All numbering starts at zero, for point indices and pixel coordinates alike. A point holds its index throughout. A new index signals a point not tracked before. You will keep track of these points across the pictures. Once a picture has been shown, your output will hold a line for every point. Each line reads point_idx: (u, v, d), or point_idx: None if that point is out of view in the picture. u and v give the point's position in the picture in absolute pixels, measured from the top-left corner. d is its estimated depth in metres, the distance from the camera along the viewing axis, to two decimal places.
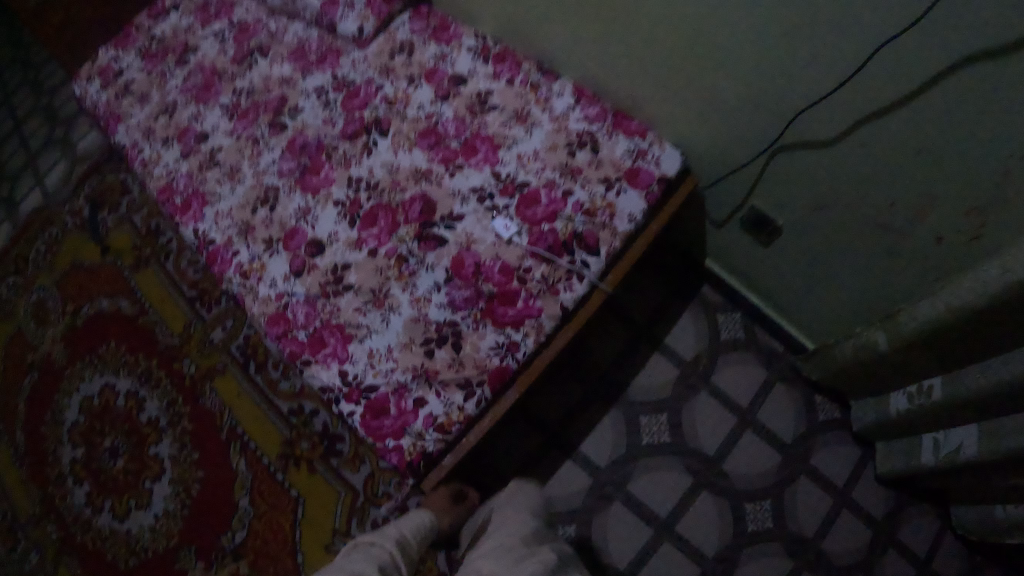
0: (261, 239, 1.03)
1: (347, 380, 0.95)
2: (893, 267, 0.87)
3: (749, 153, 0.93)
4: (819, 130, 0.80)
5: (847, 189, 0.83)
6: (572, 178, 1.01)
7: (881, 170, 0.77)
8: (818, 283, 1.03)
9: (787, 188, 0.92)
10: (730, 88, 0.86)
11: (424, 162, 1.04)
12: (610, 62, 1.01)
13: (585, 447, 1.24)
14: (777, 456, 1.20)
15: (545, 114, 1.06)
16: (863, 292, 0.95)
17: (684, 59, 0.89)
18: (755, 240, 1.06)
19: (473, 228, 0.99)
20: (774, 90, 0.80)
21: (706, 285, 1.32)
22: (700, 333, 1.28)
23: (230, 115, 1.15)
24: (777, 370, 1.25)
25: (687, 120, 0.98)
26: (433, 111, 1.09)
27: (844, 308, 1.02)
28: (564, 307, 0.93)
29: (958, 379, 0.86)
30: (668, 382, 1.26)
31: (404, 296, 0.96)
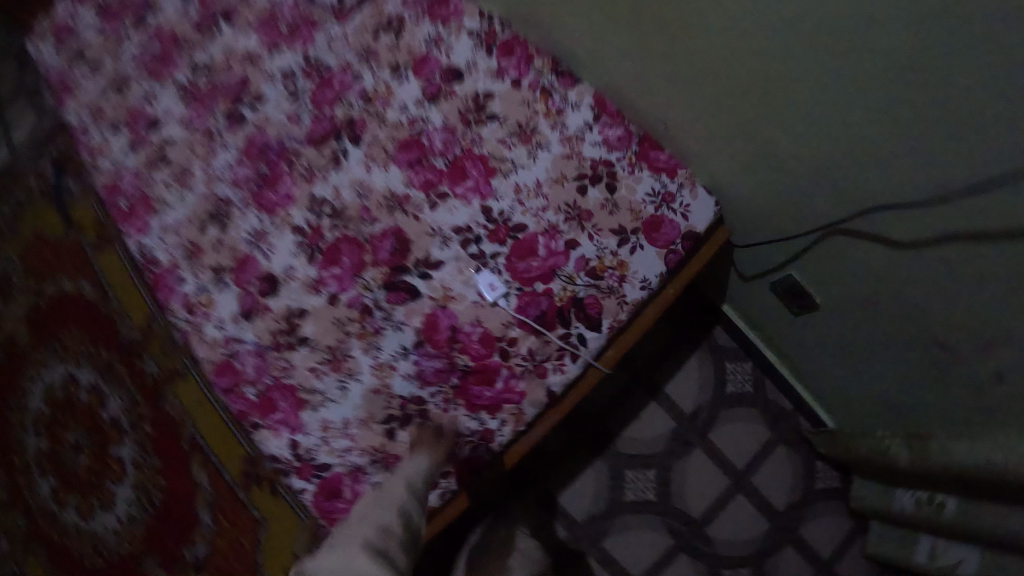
0: (209, 267, 0.89)
1: (297, 453, 0.83)
2: (965, 390, 0.75)
3: (806, 223, 0.76)
4: (901, 229, 0.64)
5: (930, 295, 0.68)
6: (579, 225, 0.83)
7: (985, 301, 0.62)
8: (866, 363, 0.88)
9: (849, 269, 0.76)
10: (798, 151, 0.68)
11: (401, 185, 0.87)
12: (651, 80, 0.81)
13: (562, 498, 1.16)
14: (766, 522, 1.16)
15: (555, 132, 0.87)
16: (918, 393, 0.83)
17: (753, 110, 0.70)
18: (786, 306, 0.94)
19: (453, 280, 0.83)
20: (857, 174, 0.63)
21: (718, 327, 1.23)
22: (705, 383, 1.20)
23: (186, 99, 0.97)
24: (783, 432, 1.19)
25: (733, 167, 0.79)
26: (418, 116, 0.89)
27: (886, 399, 0.90)
28: (550, 393, 0.80)
29: (977, 509, 0.80)
30: (664, 433, 1.18)
31: (366, 360, 0.83)
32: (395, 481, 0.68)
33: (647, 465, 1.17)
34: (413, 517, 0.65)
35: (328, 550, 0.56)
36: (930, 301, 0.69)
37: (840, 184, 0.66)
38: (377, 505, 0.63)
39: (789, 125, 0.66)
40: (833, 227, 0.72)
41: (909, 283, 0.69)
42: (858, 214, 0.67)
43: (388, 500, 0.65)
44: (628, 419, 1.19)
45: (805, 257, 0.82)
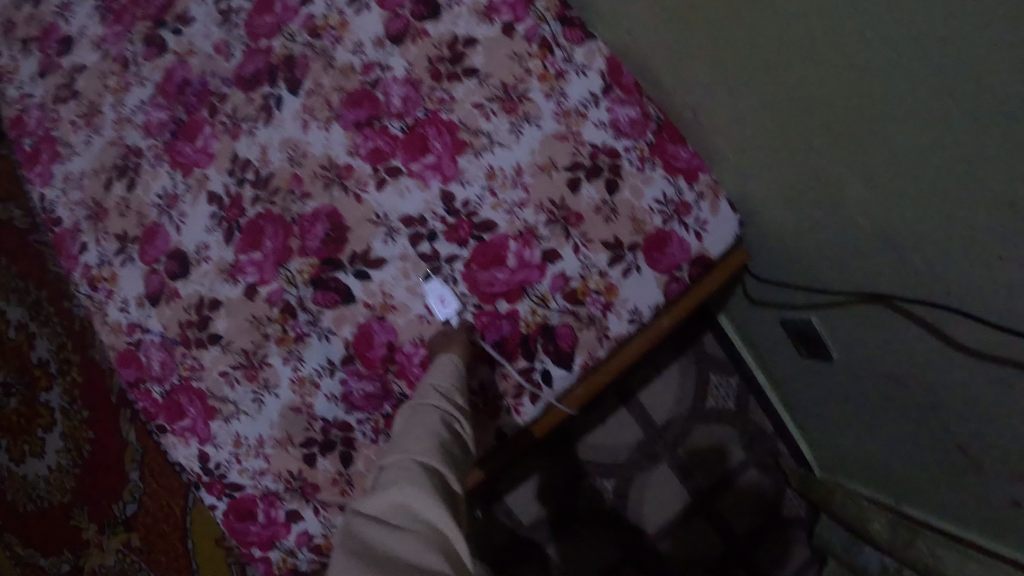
0: (113, 234, 0.73)
1: (207, 467, 0.70)
2: (997, 509, 0.61)
3: (850, 284, 0.59)
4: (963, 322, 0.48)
5: (986, 406, 0.52)
6: (564, 233, 0.65)
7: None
8: (884, 433, 0.73)
9: (889, 341, 0.60)
10: (860, 197, 0.50)
11: (344, 155, 0.69)
12: (686, 63, 0.62)
13: (510, 498, 1.05)
14: (721, 547, 1.02)
15: (549, 103, 0.67)
16: (932, 484, 0.70)
17: (819, 137, 0.51)
18: (797, 346, 0.80)
19: (395, 285, 0.66)
20: (930, 250, 0.46)
21: (708, 334, 1.05)
22: (682, 393, 1.05)
23: (103, 12, 0.78)
24: (756, 454, 1.04)
25: (772, 186, 0.61)
26: (375, 61, 0.70)
27: (889, 470, 0.77)
28: (499, 434, 0.66)
29: None
30: (629, 444, 1.05)
31: (285, 370, 0.68)
32: (425, 389, 0.51)
33: (606, 474, 1.04)
34: (462, 429, 0.49)
35: (375, 492, 0.40)
36: (986, 412, 0.53)
37: (908, 256, 0.48)
38: (414, 418, 0.47)
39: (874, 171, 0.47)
40: (879, 295, 0.55)
41: (960, 386, 0.54)
42: (914, 287, 0.50)
43: (425, 411, 0.48)
44: (593, 423, 1.05)
45: (827, 302, 0.66)
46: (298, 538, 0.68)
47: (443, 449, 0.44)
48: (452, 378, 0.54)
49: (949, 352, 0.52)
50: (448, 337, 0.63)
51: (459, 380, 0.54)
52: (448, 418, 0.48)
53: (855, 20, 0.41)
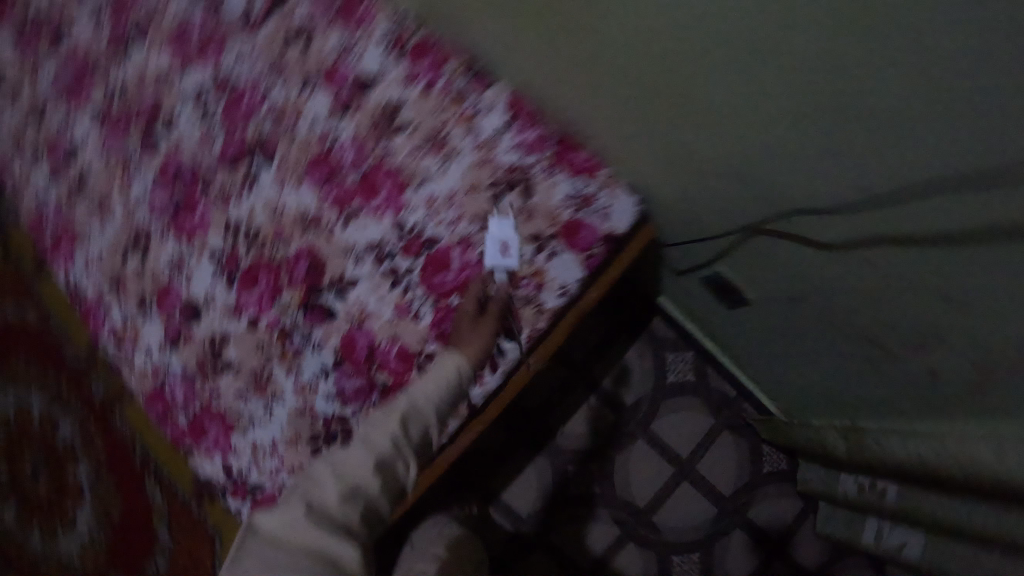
0: (133, 295, 0.90)
1: (231, 475, 0.84)
2: (893, 379, 0.77)
3: (740, 221, 0.76)
4: (820, 228, 0.64)
5: (858, 290, 0.68)
6: (494, 235, 0.82)
7: (907, 300, 0.63)
8: (807, 352, 0.88)
9: (780, 265, 0.76)
10: (710, 142, 0.69)
11: (313, 205, 0.87)
12: (572, 85, 0.81)
13: (506, 494, 1.17)
14: (712, 509, 1.15)
15: (468, 139, 0.85)
16: (856, 384, 0.84)
17: (679, 111, 0.69)
18: (719, 298, 0.95)
19: (368, 298, 0.83)
20: (768, 165, 0.64)
21: (656, 318, 1.22)
22: (644, 374, 1.20)
23: (101, 123, 0.98)
24: (725, 418, 1.18)
25: (657, 165, 0.79)
26: (329, 128, 0.90)
27: (822, 389, 0.92)
28: (470, 406, 0.80)
29: (914, 497, 0.83)
30: (604, 426, 1.18)
31: (288, 382, 0.83)
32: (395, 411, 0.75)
33: (590, 458, 1.17)
34: (405, 453, 0.75)
35: (279, 510, 0.68)
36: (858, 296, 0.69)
37: (760, 177, 0.66)
38: (364, 447, 0.73)
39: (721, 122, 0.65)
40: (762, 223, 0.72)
41: (838, 282, 0.69)
42: (777, 205, 0.67)
43: (376, 442, 0.73)
44: (570, 412, 1.18)
45: (732, 249, 0.82)
46: None
47: (366, 488, 0.71)
48: (440, 388, 0.76)
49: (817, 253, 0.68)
50: (477, 321, 0.79)
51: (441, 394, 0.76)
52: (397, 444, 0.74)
53: (674, 11, 0.59)
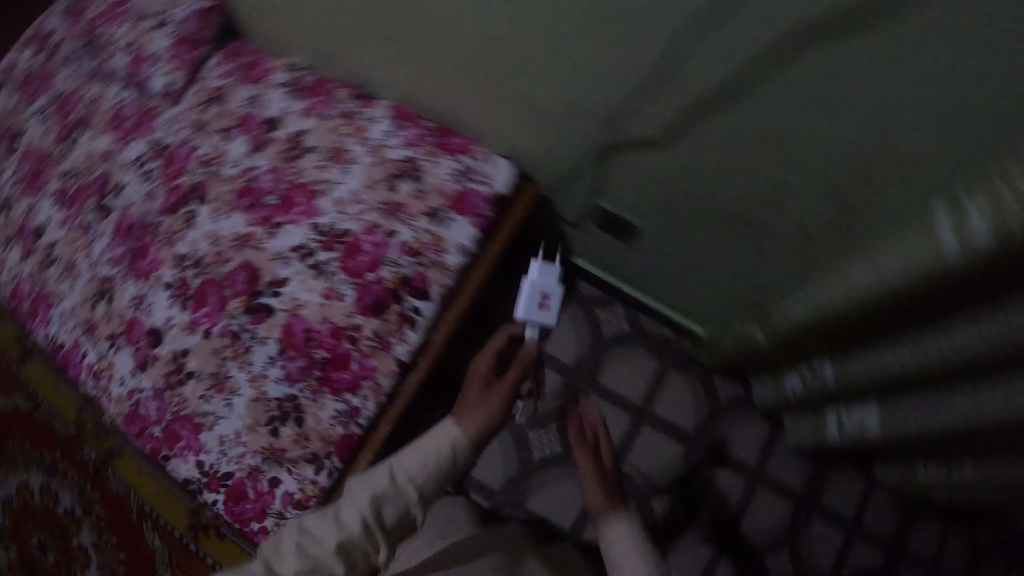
0: (105, 336, 1.04)
1: (205, 470, 0.96)
2: (761, 255, 0.89)
3: (601, 149, 0.90)
4: (655, 116, 0.79)
5: (708, 172, 0.82)
6: (395, 217, 0.95)
7: (744, 156, 0.77)
8: (697, 267, 1.01)
9: (642, 176, 0.89)
10: (551, 85, 0.84)
11: (244, 227, 1.01)
12: (445, 75, 0.96)
13: (477, 471, 1.21)
14: (681, 446, 1.23)
15: (362, 146, 1.00)
16: (738, 279, 0.97)
17: (526, 62, 0.83)
18: (614, 235, 1.04)
19: (300, 291, 0.96)
20: (595, 84, 0.79)
21: (581, 281, 1.30)
22: (581, 333, 1.27)
23: (61, 203, 1.14)
24: (667, 358, 1.26)
25: (526, 127, 0.94)
26: (248, 165, 1.04)
27: (719, 299, 1.04)
28: (399, 361, 0.92)
29: (848, 364, 0.92)
30: (554, 388, 1.24)
31: (242, 375, 0.96)
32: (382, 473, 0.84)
33: (547, 422, 1.23)
34: (358, 545, 0.77)
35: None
36: (709, 175, 0.82)
37: (596, 98, 0.81)
38: (336, 525, 0.78)
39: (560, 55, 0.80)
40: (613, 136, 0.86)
41: (685, 174, 0.83)
42: (615, 117, 0.83)
43: (348, 522, 0.78)
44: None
45: (601, 180, 0.94)
46: (282, 499, 0.91)
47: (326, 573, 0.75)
48: (424, 466, 0.85)
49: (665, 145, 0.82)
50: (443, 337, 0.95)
51: (425, 472, 0.85)
52: (368, 526, 0.78)
53: None
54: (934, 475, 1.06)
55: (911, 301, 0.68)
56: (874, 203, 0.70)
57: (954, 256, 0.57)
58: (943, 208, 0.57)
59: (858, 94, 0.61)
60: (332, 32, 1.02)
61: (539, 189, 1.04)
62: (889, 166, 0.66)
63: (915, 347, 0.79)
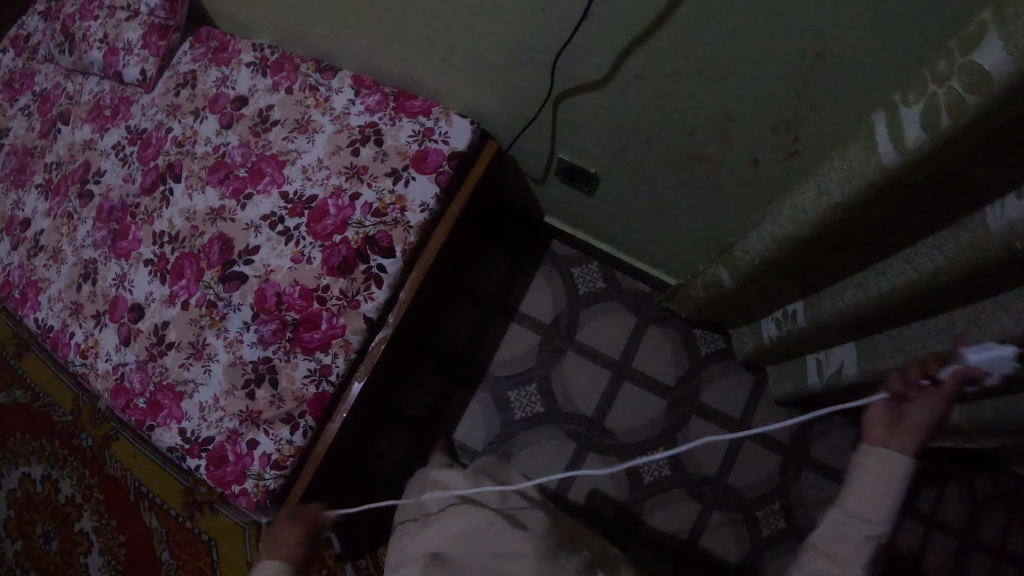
0: (90, 315, 1.08)
1: (187, 437, 0.97)
2: (709, 203, 0.89)
3: (543, 111, 0.90)
4: (587, 67, 0.77)
5: (649, 122, 0.81)
6: (358, 179, 0.98)
7: (679, 104, 0.75)
8: (658, 218, 1.01)
9: (589, 130, 0.89)
10: (488, 45, 0.83)
11: (217, 200, 1.04)
12: (390, 40, 0.96)
13: (459, 434, 1.23)
14: (661, 401, 1.22)
15: (326, 116, 1.04)
16: (698, 225, 0.96)
17: (458, 25, 0.83)
18: (578, 190, 1.06)
19: (269, 257, 0.98)
20: (525, 40, 0.78)
21: (555, 241, 1.32)
22: (556, 292, 1.29)
23: (46, 194, 1.18)
24: (645, 314, 1.27)
25: (475, 87, 0.95)
26: (219, 142, 1.07)
27: (684, 247, 1.05)
28: (367, 318, 0.94)
29: (819, 303, 0.89)
30: (532, 348, 1.26)
31: (218, 342, 0.99)
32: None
33: (526, 381, 1.25)
34: None
35: None
36: (647, 123, 0.81)
37: (530, 56, 0.80)
38: None
39: (487, 15, 0.78)
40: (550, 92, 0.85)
41: (627, 126, 0.84)
42: (554, 70, 0.80)
43: None
44: (495, 344, 1.27)
45: (555, 133, 0.94)
46: (261, 460, 0.92)
47: None
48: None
49: (600, 95, 0.81)
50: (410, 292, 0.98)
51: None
52: None
53: None
54: None
55: (855, 225, 0.67)
56: (814, 138, 0.69)
57: (888, 162, 0.57)
58: (881, 115, 0.58)
59: (763, 22, 0.60)
60: (285, 10, 1.04)
61: (500, 145, 1.06)
62: (816, 95, 0.64)
63: (869, 282, 0.77)
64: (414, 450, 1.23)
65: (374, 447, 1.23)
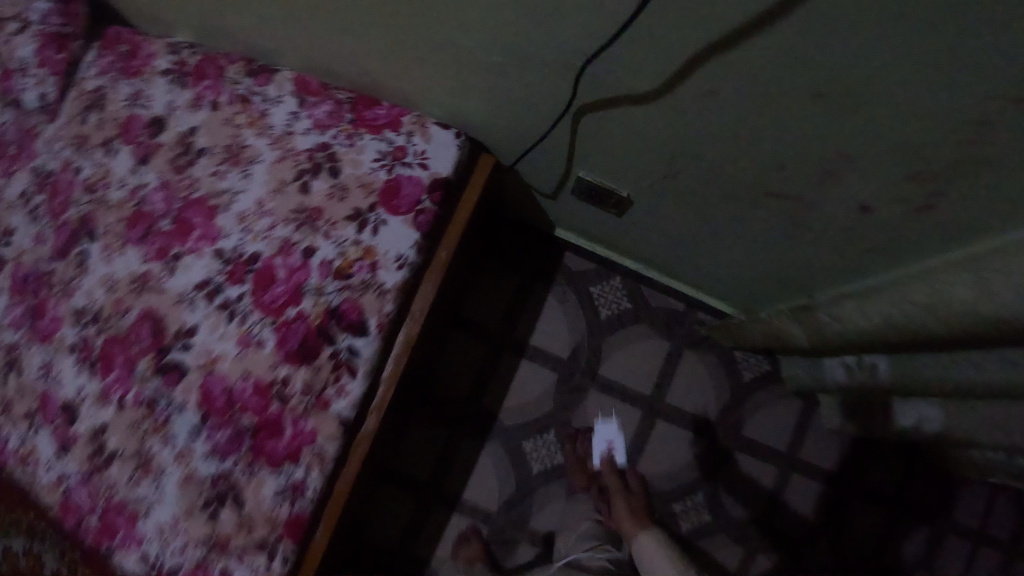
0: (23, 416, 0.75)
1: (151, 566, 0.70)
2: (795, 239, 0.62)
3: (557, 129, 0.64)
4: (632, 69, 0.49)
5: (731, 132, 0.51)
6: (312, 227, 0.73)
7: (788, 116, 0.46)
8: (716, 246, 0.74)
9: (628, 147, 0.61)
10: (475, 46, 0.56)
11: (139, 263, 0.76)
12: (338, 40, 0.68)
13: (468, 494, 0.96)
14: (694, 439, 0.99)
15: (263, 139, 0.77)
16: (778, 256, 0.68)
17: (429, 23, 0.56)
18: (604, 211, 0.79)
19: (211, 341, 0.72)
20: (535, 38, 0.50)
21: (567, 252, 1.01)
22: (573, 318, 1.00)
23: None
24: (684, 336, 1.00)
25: (458, 97, 0.68)
26: (135, 184, 0.78)
27: (746, 277, 0.77)
28: (341, 419, 0.70)
29: (919, 363, 0.65)
30: (549, 389, 0.99)
31: (167, 452, 0.71)
32: None
33: (544, 428, 0.98)
34: None
35: None
36: (727, 138, 0.52)
37: (542, 59, 0.53)
38: None
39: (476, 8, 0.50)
40: (573, 104, 0.58)
41: (685, 145, 0.56)
42: (577, 75, 0.52)
43: None
44: (502, 389, 0.98)
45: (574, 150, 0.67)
46: None
47: None
48: None
49: (652, 101, 0.52)
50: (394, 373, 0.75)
51: None
52: None
53: None
54: (994, 458, 0.80)
55: None
56: (1005, 183, 0.41)
57: None
58: None
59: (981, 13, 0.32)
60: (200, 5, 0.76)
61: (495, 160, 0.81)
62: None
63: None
64: (418, 517, 0.95)
65: (367, 536, 0.94)
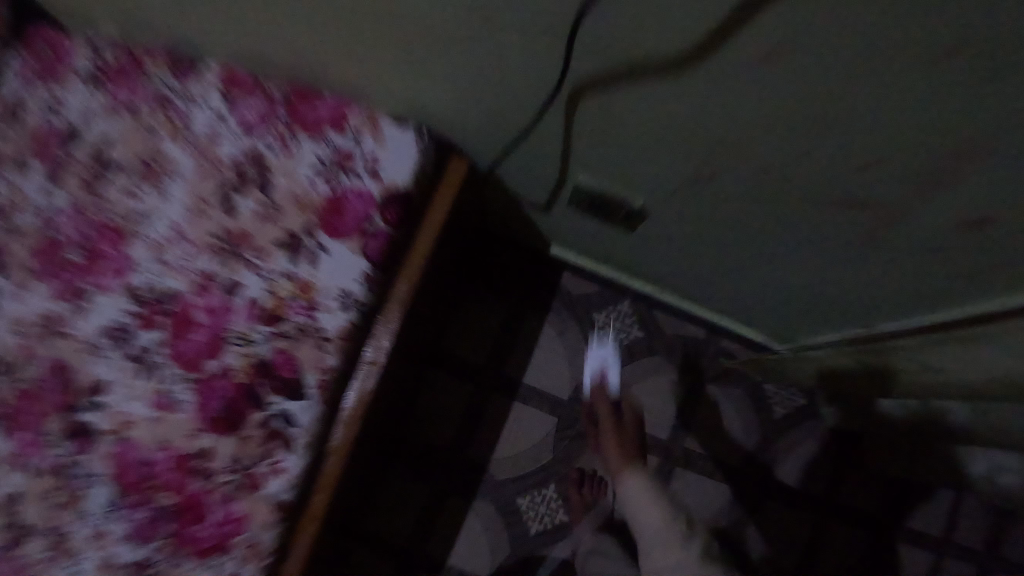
0: None
1: None
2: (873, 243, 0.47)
3: (548, 114, 0.47)
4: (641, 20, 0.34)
5: (824, 96, 0.35)
6: (235, 258, 0.52)
7: (928, 66, 0.30)
8: (759, 252, 0.57)
9: (641, 134, 0.46)
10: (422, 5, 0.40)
11: (48, 301, 0.53)
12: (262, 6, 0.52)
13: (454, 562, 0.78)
14: (727, 491, 0.82)
15: (184, 149, 0.55)
16: (851, 263, 0.51)
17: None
18: (610, 224, 0.64)
19: (124, 402, 0.51)
20: None
21: (565, 272, 0.84)
22: (573, 351, 0.83)
23: None
24: (710, 368, 0.83)
25: (413, 81, 0.51)
26: (35, 204, 0.55)
27: (802, 289, 0.61)
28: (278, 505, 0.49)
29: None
30: (547, 437, 0.81)
31: (82, 536, 0.50)
32: None
33: (540, 484, 0.80)
34: None
35: None
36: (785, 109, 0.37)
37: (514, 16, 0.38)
38: None
39: None
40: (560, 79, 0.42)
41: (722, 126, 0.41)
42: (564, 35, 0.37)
43: None
44: (490, 440, 0.80)
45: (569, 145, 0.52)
46: None
47: None
48: None
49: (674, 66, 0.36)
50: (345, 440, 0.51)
51: None
52: None
53: None
54: None
55: None
56: None
57: None
58: None
59: None
60: None
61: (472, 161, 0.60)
62: None
63: None
64: None
65: None
